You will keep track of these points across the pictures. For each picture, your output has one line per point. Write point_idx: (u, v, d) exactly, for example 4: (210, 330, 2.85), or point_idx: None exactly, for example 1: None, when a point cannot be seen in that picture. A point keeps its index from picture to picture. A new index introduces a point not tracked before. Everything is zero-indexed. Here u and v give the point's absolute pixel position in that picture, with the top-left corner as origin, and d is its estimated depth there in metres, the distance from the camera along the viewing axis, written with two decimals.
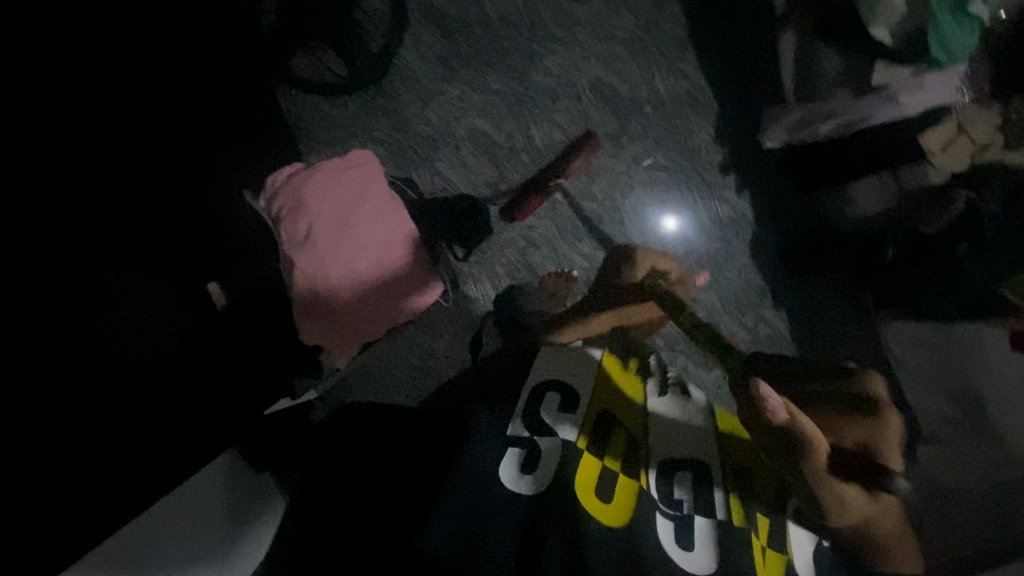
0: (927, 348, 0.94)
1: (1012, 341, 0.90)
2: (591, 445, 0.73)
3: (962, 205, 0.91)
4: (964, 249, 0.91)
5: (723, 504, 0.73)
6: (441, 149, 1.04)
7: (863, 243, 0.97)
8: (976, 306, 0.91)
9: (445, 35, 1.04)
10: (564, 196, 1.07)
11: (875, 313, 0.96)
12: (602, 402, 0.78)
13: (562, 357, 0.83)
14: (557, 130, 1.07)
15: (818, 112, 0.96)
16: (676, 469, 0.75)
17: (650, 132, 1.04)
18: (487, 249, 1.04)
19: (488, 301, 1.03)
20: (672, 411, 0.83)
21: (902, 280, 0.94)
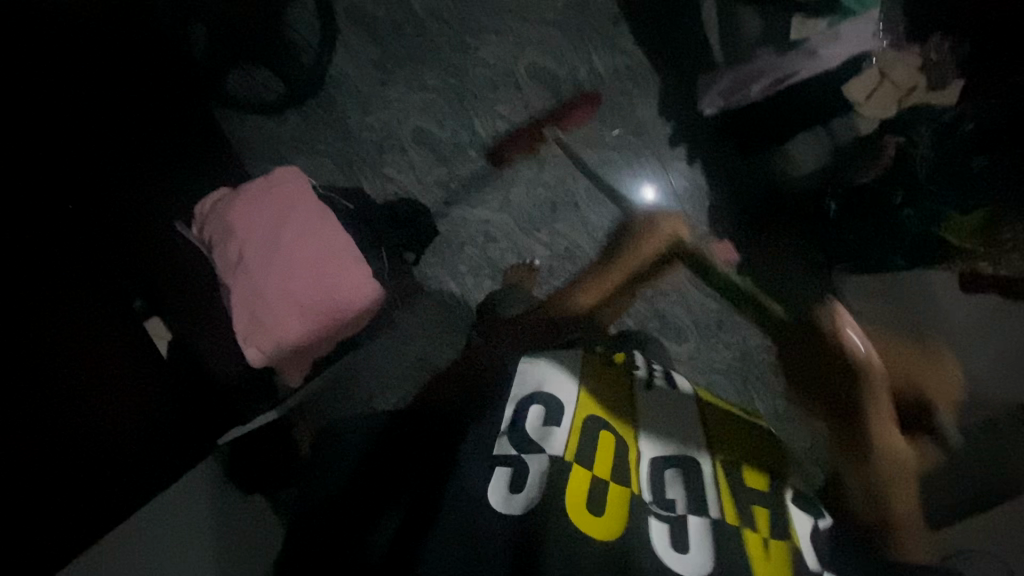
0: (882, 298, 0.88)
1: (959, 282, 0.85)
2: (577, 452, 0.61)
3: (892, 152, 0.83)
4: (901, 199, 0.82)
5: (717, 500, 0.61)
6: (387, 153, 1.06)
7: (804, 200, 0.89)
8: (920, 252, 0.84)
9: (376, 39, 1.06)
10: (519, 186, 1.05)
11: (830, 270, 0.90)
12: (590, 405, 0.66)
13: (538, 361, 0.71)
14: (500, 120, 1.06)
15: (746, 74, 0.86)
16: (667, 467, 0.65)
17: (593, 111, 1.04)
18: (445, 248, 1.04)
19: (451, 299, 1.02)
20: (666, 405, 0.73)
21: (850, 235, 0.86)
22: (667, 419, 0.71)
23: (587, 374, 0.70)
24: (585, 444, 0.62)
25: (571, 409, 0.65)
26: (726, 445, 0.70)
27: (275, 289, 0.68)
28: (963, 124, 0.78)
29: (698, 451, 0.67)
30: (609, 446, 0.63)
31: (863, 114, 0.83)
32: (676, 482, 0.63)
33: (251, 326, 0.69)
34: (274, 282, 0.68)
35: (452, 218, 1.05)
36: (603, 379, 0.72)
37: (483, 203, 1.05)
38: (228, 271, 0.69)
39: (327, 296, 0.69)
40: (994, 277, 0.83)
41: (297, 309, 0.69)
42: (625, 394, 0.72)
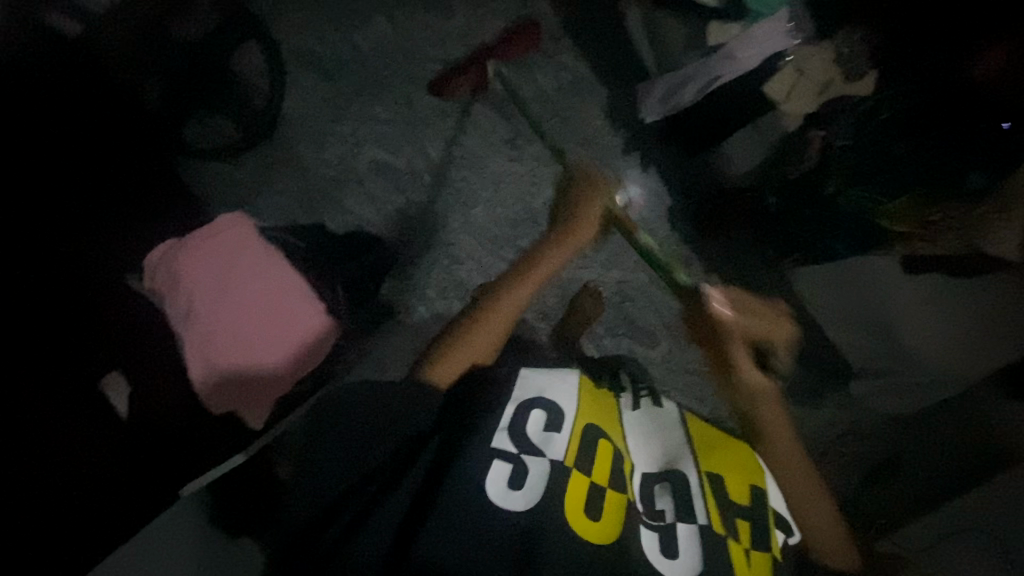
0: (838, 287, 0.84)
1: (906, 264, 0.78)
2: (576, 460, 0.65)
3: (817, 147, 0.85)
4: (833, 188, 0.84)
5: (703, 510, 0.65)
6: (345, 186, 1.07)
7: (750, 201, 0.94)
8: (865, 236, 0.81)
9: (325, 77, 1.08)
10: (479, 208, 1.07)
11: (783, 263, 0.91)
12: (588, 414, 0.71)
13: (537, 371, 0.76)
14: (453, 145, 1.08)
15: (676, 81, 0.93)
16: (657, 476, 0.70)
17: (542, 129, 1.06)
18: (412, 273, 1.05)
19: (422, 324, 1.02)
20: (658, 420, 0.78)
21: (796, 228, 0.88)
22: (658, 434, 0.76)
23: (582, 388, 0.75)
24: (583, 450, 0.67)
25: (573, 419, 0.70)
26: (714, 455, 0.74)
27: (229, 335, 0.69)
28: (878, 112, 0.79)
29: (686, 463, 0.71)
30: (606, 454, 0.68)
31: (783, 111, 0.87)
32: (666, 490, 0.68)
33: (209, 374, 0.70)
34: (226, 328, 0.69)
35: (415, 244, 1.06)
36: (601, 394, 0.77)
37: (446, 228, 1.07)
38: (180, 323, 0.70)
39: (283, 337, 0.71)
40: (934, 257, 0.77)
41: (251, 354, 0.69)
42: (614, 408, 0.76)
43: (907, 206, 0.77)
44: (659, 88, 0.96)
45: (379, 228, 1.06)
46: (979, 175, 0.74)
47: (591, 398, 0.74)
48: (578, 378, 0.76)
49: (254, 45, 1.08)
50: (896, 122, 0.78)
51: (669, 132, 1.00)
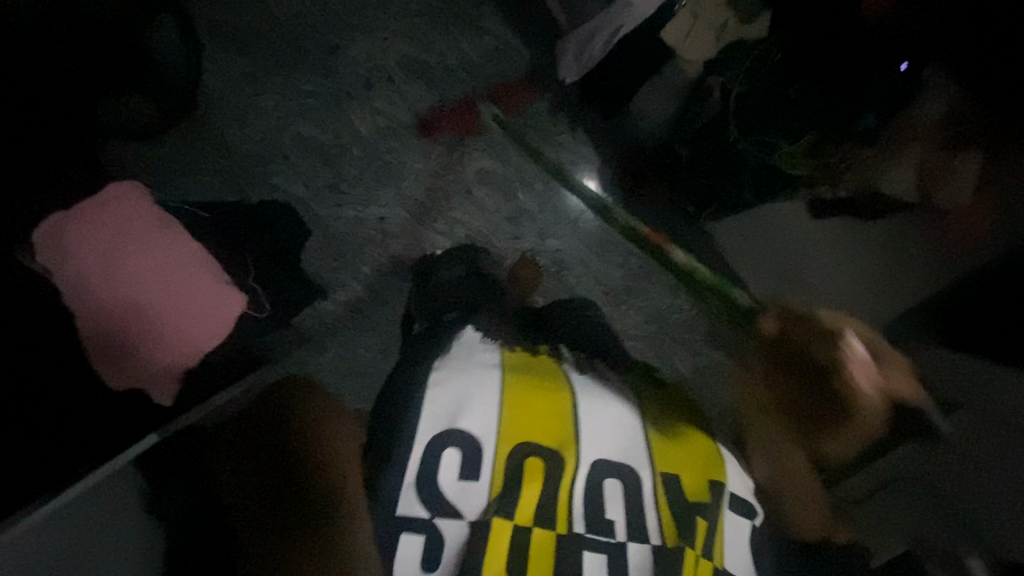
0: (753, 237, 0.92)
1: (811, 209, 0.86)
2: (498, 502, 0.60)
3: (718, 94, 0.85)
4: (735, 132, 0.83)
5: (656, 522, 0.60)
6: (271, 164, 1.04)
7: (660, 150, 0.95)
8: (769, 186, 0.84)
9: (243, 50, 1.05)
10: (412, 180, 1.06)
11: (702, 217, 0.94)
12: (513, 431, 0.64)
13: (446, 384, 0.67)
14: (380, 116, 1.06)
15: (586, 32, 0.90)
16: (606, 480, 0.62)
17: (469, 96, 1.05)
18: (345, 250, 1.03)
19: (359, 300, 1.02)
20: (607, 402, 0.69)
21: (705, 178, 0.90)
22: (609, 421, 0.67)
23: (503, 395, 0.66)
24: (507, 485, 0.61)
25: (492, 444, 0.63)
26: (671, 449, 0.67)
27: (122, 306, 0.67)
28: (771, 54, 0.79)
29: (639, 460, 0.64)
30: (535, 476, 0.62)
31: (681, 58, 0.87)
32: (616, 496, 0.62)
33: (106, 350, 0.68)
34: (121, 298, 0.67)
35: (347, 220, 1.04)
36: (533, 385, 0.69)
37: (377, 201, 1.05)
38: (70, 296, 0.68)
39: (183, 310, 0.69)
40: (837, 199, 0.83)
41: (145, 325, 0.68)
42: (559, 403, 0.67)
43: (797, 159, 0.80)
44: (569, 44, 0.94)
45: (307, 204, 1.04)
46: (871, 116, 0.76)
47: (516, 405, 0.66)
48: (499, 383, 0.67)
49: (166, 19, 0.98)
50: (789, 65, 0.78)
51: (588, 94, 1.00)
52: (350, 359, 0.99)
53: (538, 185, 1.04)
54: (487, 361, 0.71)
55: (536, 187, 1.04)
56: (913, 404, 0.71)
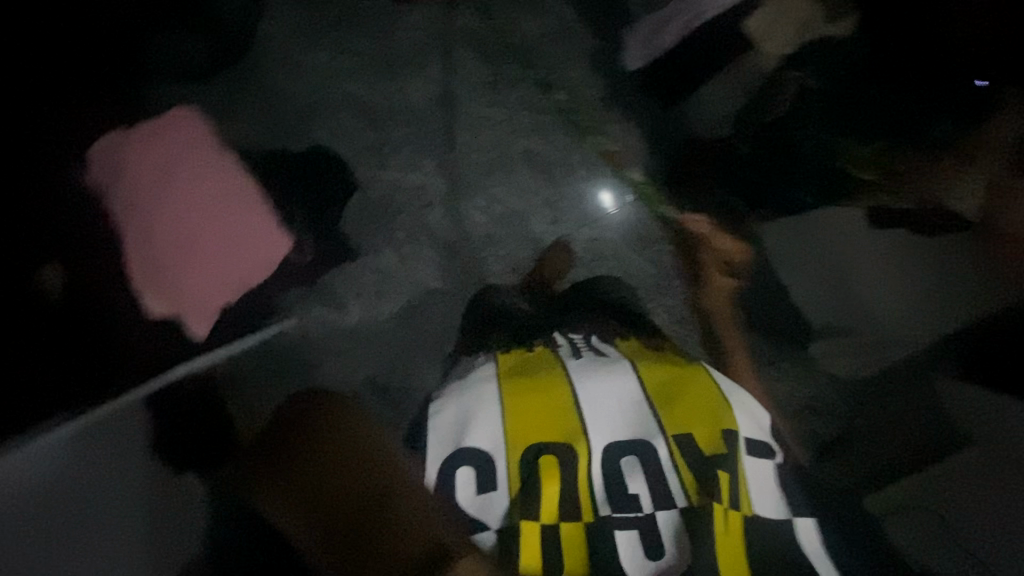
0: (802, 244, 0.86)
1: (870, 219, 0.81)
2: (521, 500, 0.62)
3: (794, 90, 0.87)
4: (804, 127, 0.87)
5: (677, 485, 0.61)
6: (317, 119, 1.03)
7: (718, 145, 0.94)
8: (831, 188, 0.84)
9: (304, 4, 1.06)
10: (456, 152, 1.05)
11: (750, 218, 0.90)
12: (520, 435, 0.66)
13: (449, 409, 0.71)
14: (432, 84, 1.05)
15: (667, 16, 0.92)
16: (623, 458, 0.64)
17: (524, 74, 1.05)
18: (380, 214, 1.03)
19: (390, 266, 1.02)
20: (607, 379, 0.70)
21: (761, 175, 0.89)
22: (612, 400, 0.68)
23: (502, 404, 0.69)
24: (527, 483, 0.63)
25: (502, 456, 0.65)
26: (674, 407, 0.67)
27: (172, 239, 0.67)
28: (851, 51, 0.86)
29: (648, 429, 0.65)
30: (551, 475, 0.63)
31: (766, 51, 0.87)
32: (635, 472, 0.63)
33: (147, 273, 0.67)
34: (171, 222, 0.67)
35: (387, 183, 1.04)
36: (529, 386, 0.71)
37: (419, 168, 1.05)
38: (121, 216, 0.67)
39: (229, 243, 0.69)
40: (898, 210, 0.80)
41: (194, 260, 0.68)
42: (558, 395, 0.69)
43: (865, 160, 0.83)
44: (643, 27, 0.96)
45: (349, 163, 1.03)
46: (949, 123, 0.82)
47: (516, 413, 0.68)
48: (499, 395, 0.70)
49: None
50: (862, 67, 0.87)
51: (647, 83, 1.00)
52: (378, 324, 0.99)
53: (581, 172, 1.04)
54: (485, 378, 0.74)
55: (579, 174, 1.03)
56: (973, 218, 0.77)
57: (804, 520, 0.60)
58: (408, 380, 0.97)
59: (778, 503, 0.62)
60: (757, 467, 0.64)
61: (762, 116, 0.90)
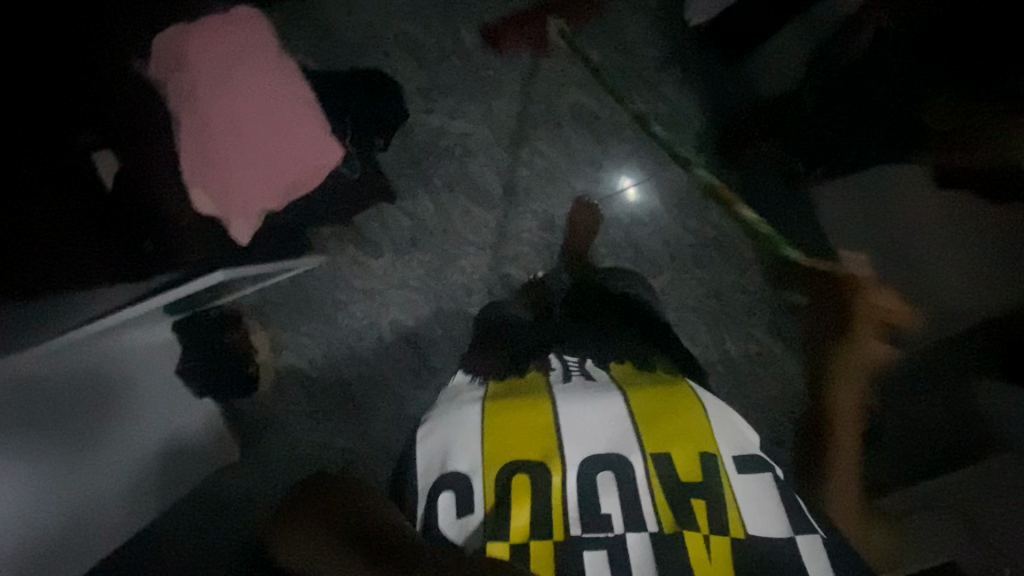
0: (854, 203, 0.81)
1: (937, 178, 0.71)
2: (495, 521, 0.57)
3: (870, 34, 0.70)
4: (877, 73, 0.70)
5: (652, 507, 0.57)
6: (368, 56, 1.04)
7: (779, 100, 0.86)
8: (900, 138, 0.72)
9: None
10: (505, 102, 1.05)
11: (808, 178, 0.87)
12: (499, 453, 0.62)
13: (436, 432, 0.67)
14: (487, 30, 1.05)
15: None
16: (598, 475, 0.60)
17: (581, 29, 1.04)
18: (425, 160, 1.07)
19: (430, 213, 1.08)
20: (591, 399, 0.67)
21: (828, 131, 0.78)
22: (593, 417, 0.64)
23: (484, 422, 0.65)
24: (501, 500, 0.59)
25: (480, 475, 0.61)
26: (656, 425, 0.64)
27: (233, 132, 0.67)
28: None
29: (627, 446, 0.62)
30: (522, 496, 0.59)
31: None
32: (610, 489, 0.59)
33: (202, 169, 0.67)
34: (233, 120, 0.67)
35: (433, 129, 1.06)
36: (515, 403, 0.68)
37: (465, 115, 1.06)
38: (182, 108, 0.67)
39: (286, 147, 0.69)
40: (973, 170, 0.68)
41: (250, 156, 0.68)
42: (541, 412, 0.66)
43: (943, 111, 0.67)
44: None
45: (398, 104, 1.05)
46: None
47: (496, 430, 0.64)
48: (479, 414, 0.67)
49: None
50: None
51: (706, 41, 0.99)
52: (424, 265, 1.09)
53: (627, 135, 1.04)
54: (471, 399, 0.71)
55: (625, 136, 1.04)
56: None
57: (806, 536, 0.56)
58: (433, 327, 1.10)
59: (777, 521, 0.57)
60: (744, 485, 0.60)
61: (832, 63, 0.75)
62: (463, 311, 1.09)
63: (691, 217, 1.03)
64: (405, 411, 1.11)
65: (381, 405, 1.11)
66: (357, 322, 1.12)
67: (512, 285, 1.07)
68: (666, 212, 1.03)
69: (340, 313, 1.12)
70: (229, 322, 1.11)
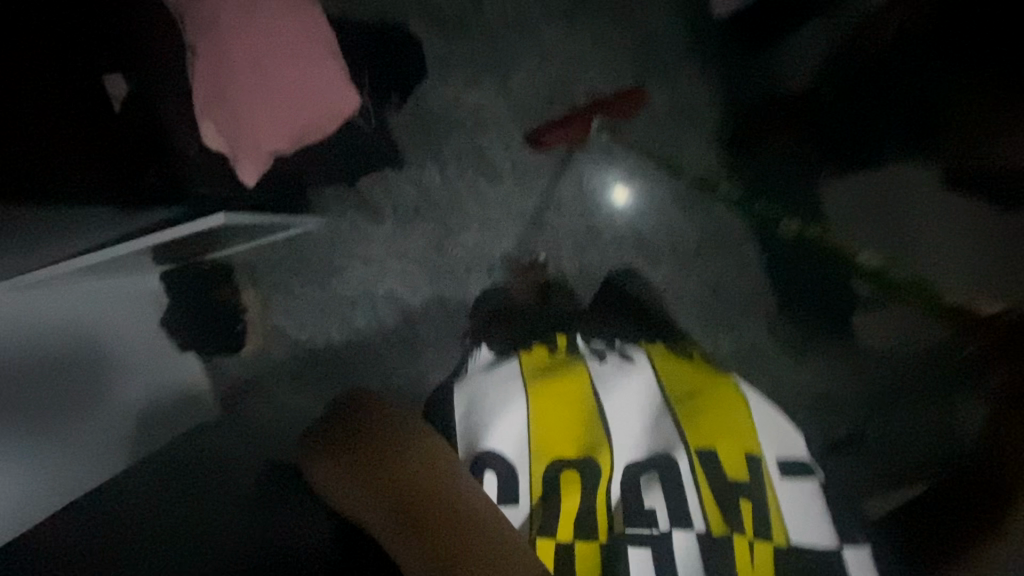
0: (870, 194, 0.87)
1: (945, 177, 0.81)
2: (542, 508, 0.59)
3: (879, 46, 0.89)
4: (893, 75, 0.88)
5: (698, 508, 0.56)
6: (389, 20, 1.04)
7: (804, 96, 0.95)
8: (914, 141, 0.86)
9: None
10: (521, 78, 1.05)
11: (820, 169, 0.93)
12: (544, 442, 0.64)
13: (478, 405, 0.67)
14: (509, 5, 1.04)
15: None
16: (644, 472, 0.60)
17: (603, 12, 1.04)
18: (435, 129, 1.06)
19: (435, 183, 1.07)
20: (632, 392, 0.67)
21: (847, 121, 0.92)
22: (635, 417, 0.65)
23: (528, 403, 0.66)
24: (549, 492, 0.60)
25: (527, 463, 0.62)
26: (700, 422, 0.63)
27: (248, 70, 0.65)
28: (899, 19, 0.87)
29: (671, 443, 0.61)
30: (573, 486, 0.60)
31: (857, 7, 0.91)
32: (653, 485, 0.59)
33: (213, 98, 0.65)
34: (248, 49, 0.65)
35: (446, 99, 1.05)
36: (557, 386, 0.68)
37: (480, 87, 1.05)
38: (196, 32, 0.64)
39: (300, 85, 0.67)
40: (1004, 168, 0.76)
41: (266, 98, 0.66)
42: (585, 399, 0.66)
43: (960, 124, 0.83)
44: None
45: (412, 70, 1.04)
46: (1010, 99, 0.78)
47: (541, 416, 0.65)
48: (524, 396, 0.67)
49: None
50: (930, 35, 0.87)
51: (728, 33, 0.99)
52: (425, 237, 1.08)
53: (640, 123, 1.04)
54: (511, 376, 0.70)
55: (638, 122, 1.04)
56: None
57: (853, 552, 0.54)
58: (429, 300, 1.08)
59: (817, 530, 0.56)
60: (788, 491, 0.58)
61: (842, 62, 0.92)
62: (460, 286, 1.08)
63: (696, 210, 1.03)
64: (391, 383, 1.09)
65: (367, 374, 1.09)
66: (351, 288, 1.10)
67: (512, 263, 1.06)
68: (672, 206, 1.03)
69: (334, 278, 1.10)
70: (221, 275, 1.09)
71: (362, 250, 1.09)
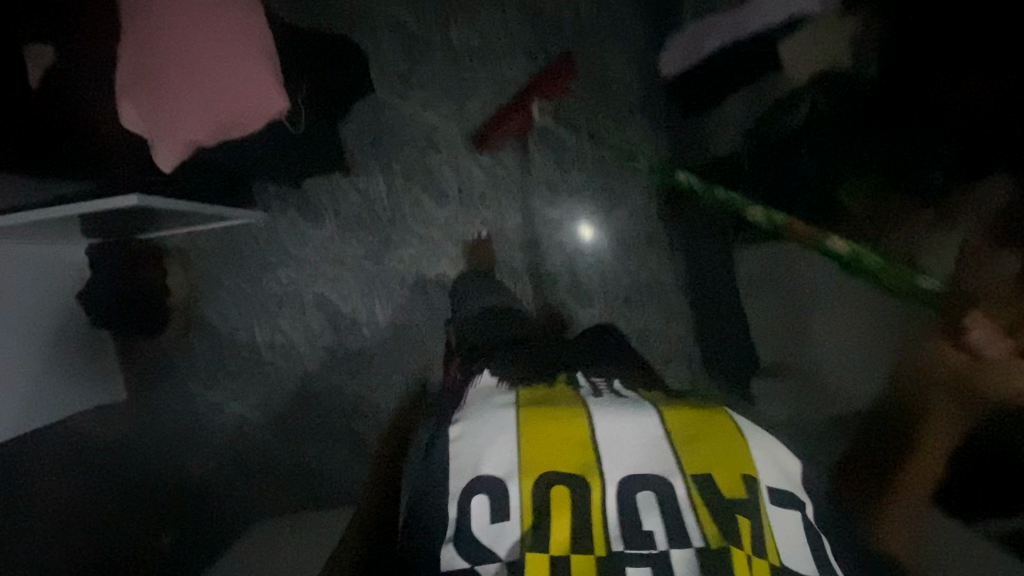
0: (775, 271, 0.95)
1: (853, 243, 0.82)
2: (531, 535, 0.52)
3: (806, 108, 0.89)
4: (804, 148, 0.91)
5: (693, 521, 0.52)
6: (356, 32, 1.06)
7: (727, 160, 0.97)
8: (816, 207, 0.91)
9: None
10: (478, 105, 1.07)
11: (734, 236, 0.98)
12: (536, 459, 0.57)
13: (469, 428, 0.61)
14: (473, 34, 1.06)
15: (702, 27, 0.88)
16: (638, 491, 0.54)
17: (567, 53, 1.06)
18: (386, 143, 1.07)
19: (380, 195, 1.07)
20: (625, 416, 0.60)
21: (761, 187, 0.94)
22: (628, 433, 0.58)
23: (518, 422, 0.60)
24: (539, 514, 0.53)
25: (516, 480, 0.55)
26: (697, 449, 0.57)
27: (174, 60, 0.66)
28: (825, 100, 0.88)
29: (663, 464, 0.56)
30: (563, 507, 0.53)
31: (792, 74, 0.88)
32: (650, 506, 0.53)
33: (137, 89, 0.66)
34: (173, 44, 0.66)
35: (403, 114, 1.06)
36: (547, 403, 0.63)
37: (436, 108, 1.07)
38: (132, 27, 0.67)
39: (222, 81, 0.67)
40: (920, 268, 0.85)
41: (190, 81, 0.66)
42: (581, 425, 0.59)
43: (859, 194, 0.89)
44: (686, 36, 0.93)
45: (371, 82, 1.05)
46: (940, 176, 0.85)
47: (531, 435, 0.59)
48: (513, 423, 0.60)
49: None
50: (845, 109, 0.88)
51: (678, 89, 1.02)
52: (363, 244, 1.08)
53: (586, 165, 1.04)
54: (501, 402, 0.64)
55: (583, 165, 1.05)
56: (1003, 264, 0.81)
57: None
58: (358, 310, 1.08)
59: None
60: (779, 516, 0.54)
61: (773, 131, 0.92)
62: (391, 298, 1.08)
63: (636, 256, 1.03)
64: (308, 386, 1.08)
65: (286, 377, 1.08)
66: (282, 288, 1.09)
67: (445, 283, 1.07)
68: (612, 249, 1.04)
69: (266, 274, 1.09)
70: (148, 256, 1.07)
71: (301, 249, 1.08)
